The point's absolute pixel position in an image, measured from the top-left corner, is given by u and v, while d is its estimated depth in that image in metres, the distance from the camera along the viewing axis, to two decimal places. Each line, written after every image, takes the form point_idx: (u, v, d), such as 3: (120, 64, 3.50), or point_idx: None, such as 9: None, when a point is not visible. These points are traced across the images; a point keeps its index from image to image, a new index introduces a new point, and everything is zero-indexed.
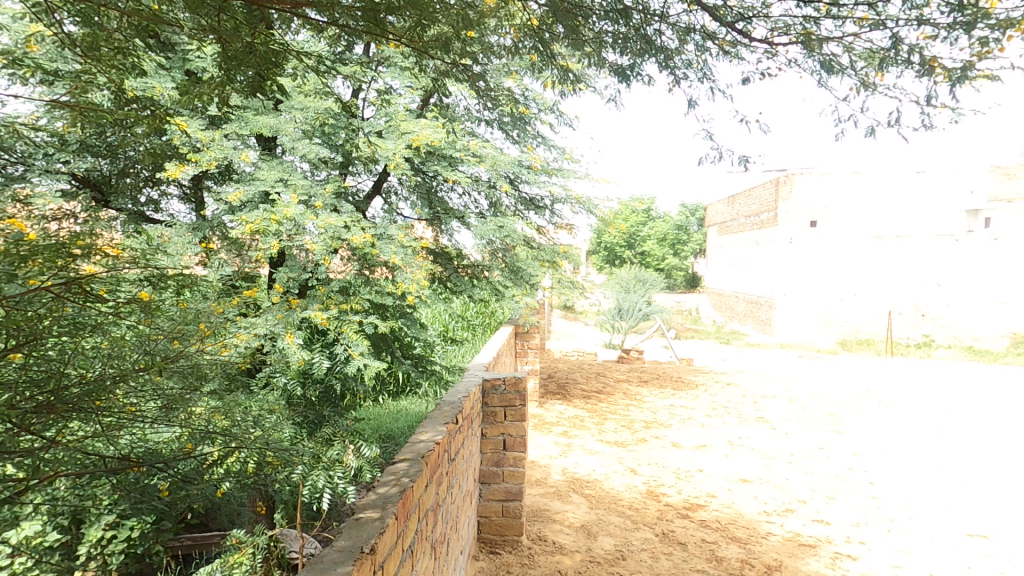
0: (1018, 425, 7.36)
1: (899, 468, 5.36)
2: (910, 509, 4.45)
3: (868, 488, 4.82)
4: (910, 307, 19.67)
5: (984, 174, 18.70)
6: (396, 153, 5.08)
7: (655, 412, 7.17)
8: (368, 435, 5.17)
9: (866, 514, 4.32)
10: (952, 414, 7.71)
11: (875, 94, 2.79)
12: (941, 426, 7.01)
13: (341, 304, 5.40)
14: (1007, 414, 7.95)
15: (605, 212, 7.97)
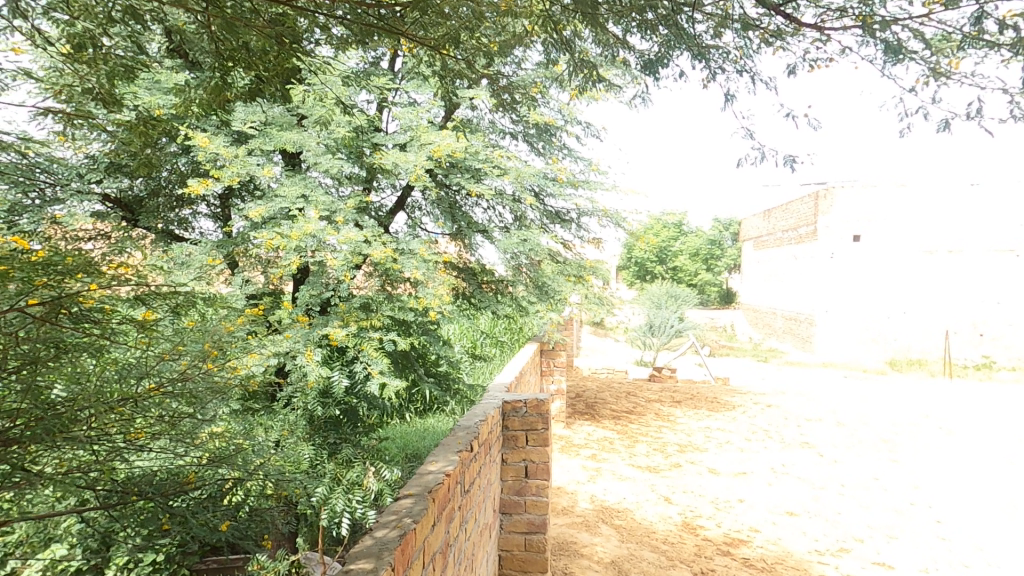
0: None
1: (967, 504, 4.84)
2: (986, 554, 3.97)
3: (933, 527, 4.34)
4: (966, 325, 18.46)
5: None
6: (419, 166, 5.01)
7: (690, 435, 6.78)
8: (388, 457, 5.01)
9: (935, 558, 3.86)
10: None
11: (950, 84, 2.50)
12: (1013, 457, 6.37)
13: (361, 321, 5.28)
14: None
15: (634, 225, 7.72)
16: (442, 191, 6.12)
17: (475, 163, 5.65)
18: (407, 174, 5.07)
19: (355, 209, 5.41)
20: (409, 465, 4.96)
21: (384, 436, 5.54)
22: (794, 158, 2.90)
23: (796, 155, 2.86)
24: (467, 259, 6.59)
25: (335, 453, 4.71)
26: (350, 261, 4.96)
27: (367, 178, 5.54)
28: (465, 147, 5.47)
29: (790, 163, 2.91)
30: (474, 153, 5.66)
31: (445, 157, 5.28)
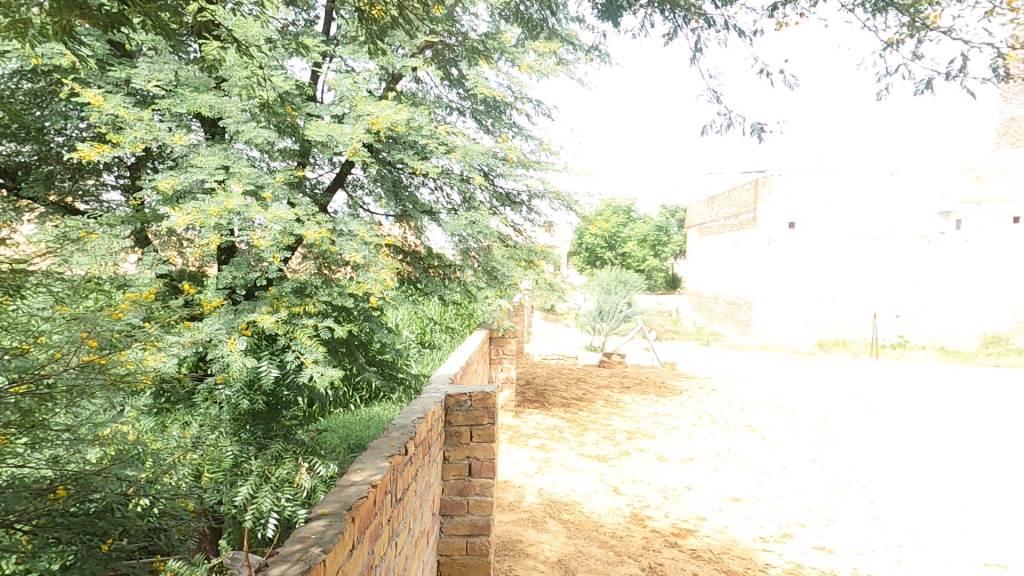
0: (1014, 433, 7.11)
1: (898, 484, 5.03)
2: (917, 533, 4.10)
3: (869, 509, 4.47)
4: (887, 309, 19.80)
5: (956, 176, 18.99)
6: (356, 139, 4.60)
7: (638, 421, 6.78)
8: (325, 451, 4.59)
9: (871, 540, 3.94)
10: (945, 421, 7.46)
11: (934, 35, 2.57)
12: (936, 435, 6.74)
13: (293, 306, 4.83)
14: (997, 420, 7.73)
15: (586, 210, 7.58)
16: (385, 168, 5.73)
17: (419, 138, 5.28)
18: (344, 147, 4.65)
19: (286, 186, 4.95)
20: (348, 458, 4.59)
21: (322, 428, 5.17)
22: (760, 127, 2.94)
23: (762, 124, 2.92)
24: (412, 241, 6.33)
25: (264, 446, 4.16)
26: (279, 241, 4.52)
27: (300, 151, 5.09)
28: (406, 120, 5.09)
29: (756, 132, 2.96)
30: (418, 126, 5.28)
31: (387, 130, 4.90)
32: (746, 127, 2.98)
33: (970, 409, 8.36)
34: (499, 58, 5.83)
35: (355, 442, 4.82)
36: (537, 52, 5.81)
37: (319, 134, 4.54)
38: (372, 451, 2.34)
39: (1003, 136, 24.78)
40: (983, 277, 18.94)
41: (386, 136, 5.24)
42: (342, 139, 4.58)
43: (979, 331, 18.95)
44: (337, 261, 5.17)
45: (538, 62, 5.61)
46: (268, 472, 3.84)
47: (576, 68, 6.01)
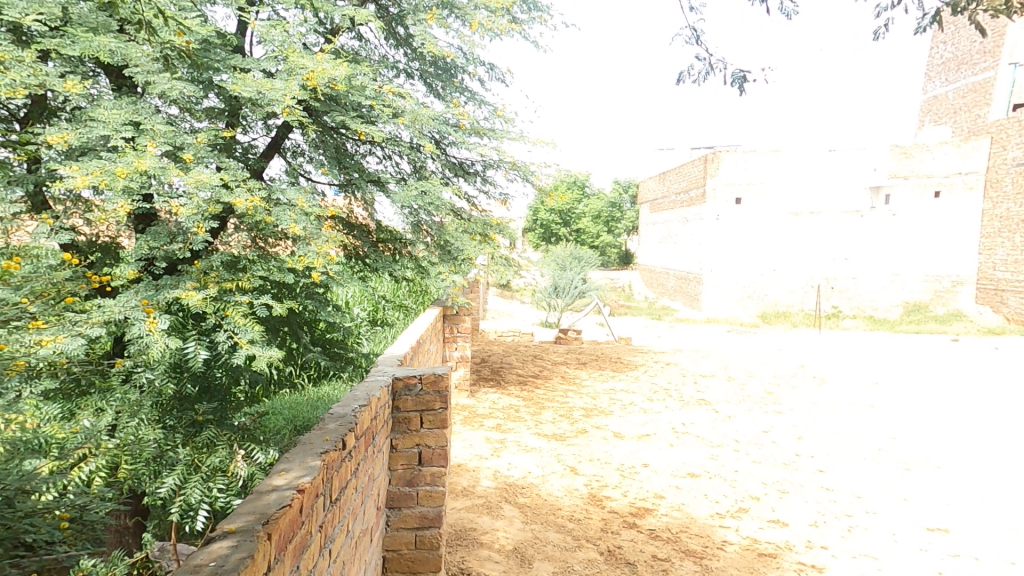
0: (943, 396, 7.54)
1: (843, 453, 5.20)
2: (864, 501, 4.23)
3: (819, 479, 4.57)
4: (822, 282, 20.84)
5: (885, 152, 19.79)
6: (289, 96, 4.13)
7: (595, 398, 6.74)
8: (267, 435, 4.20)
9: (822, 511, 4.02)
10: (882, 387, 7.83)
11: None
12: (875, 402, 7.05)
13: (223, 282, 4.26)
14: (927, 384, 8.18)
15: (542, 181, 7.34)
16: (325, 132, 5.25)
17: (361, 99, 4.83)
18: (275, 105, 4.18)
19: (211, 148, 4.46)
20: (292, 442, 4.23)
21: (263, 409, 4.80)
22: (742, 76, 2.87)
23: (743, 75, 2.83)
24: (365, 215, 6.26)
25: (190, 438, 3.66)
26: (203, 209, 4.03)
27: (226, 108, 4.58)
28: (345, 78, 4.63)
29: (737, 82, 2.87)
30: (360, 85, 4.83)
31: (324, 89, 4.46)
32: (728, 76, 2.90)
33: (903, 375, 8.81)
34: (448, 14, 5.43)
35: (301, 424, 4.50)
36: (488, 9, 5.45)
37: (245, 90, 4.06)
38: (302, 447, 2.05)
39: (929, 113, 26.18)
40: (908, 250, 20.07)
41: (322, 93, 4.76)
42: (271, 96, 4.11)
43: (903, 301, 20.26)
44: (274, 233, 4.72)
45: (490, 19, 5.24)
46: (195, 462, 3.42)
47: (531, 29, 5.68)
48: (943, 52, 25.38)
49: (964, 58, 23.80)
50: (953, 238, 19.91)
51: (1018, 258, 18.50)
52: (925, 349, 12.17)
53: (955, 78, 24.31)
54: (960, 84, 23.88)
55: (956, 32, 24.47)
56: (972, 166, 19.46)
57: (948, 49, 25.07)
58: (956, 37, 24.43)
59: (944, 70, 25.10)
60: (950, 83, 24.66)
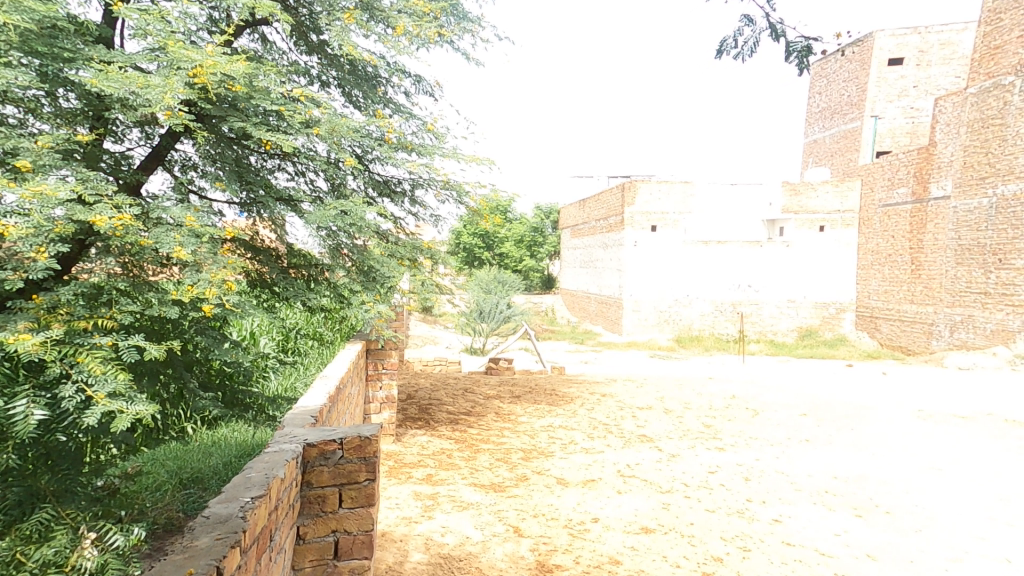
0: (864, 425, 7.85)
1: (793, 497, 5.09)
2: (826, 557, 4.05)
3: (777, 532, 4.36)
4: (729, 307, 22.13)
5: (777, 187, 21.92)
6: (171, 95, 3.36)
7: (532, 438, 6.27)
8: (140, 495, 3.29)
9: (788, 571, 3.78)
10: (810, 418, 8.04)
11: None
12: (809, 435, 7.16)
13: (76, 321, 3.33)
14: (844, 412, 8.55)
15: (475, 202, 6.88)
16: (222, 141, 4.47)
17: (266, 104, 4.11)
18: (153, 107, 3.40)
19: (60, 154, 3.59)
20: (177, 501, 3.27)
21: (133, 463, 3.84)
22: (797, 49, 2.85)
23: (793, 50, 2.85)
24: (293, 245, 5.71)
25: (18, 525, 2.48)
26: (45, 230, 3.20)
27: (84, 106, 3.75)
28: (246, 77, 3.93)
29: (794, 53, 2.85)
30: (263, 89, 4.14)
31: (218, 89, 3.73)
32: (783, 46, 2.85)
33: (819, 401, 9.17)
34: (368, 17, 4.88)
35: (192, 478, 3.59)
36: (413, 14, 4.97)
37: (107, 84, 3.22)
38: None
39: (811, 155, 29.09)
40: (804, 278, 21.84)
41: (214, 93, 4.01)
42: (145, 93, 3.32)
43: (797, 325, 22.02)
44: (151, 258, 3.88)
45: (417, 24, 4.75)
46: (15, 555, 2.20)
47: (461, 40, 5.26)
48: (818, 101, 28.44)
49: (836, 108, 26.73)
50: (839, 269, 21.98)
51: (888, 288, 20.25)
52: (821, 371, 13.04)
53: (830, 125, 27.28)
54: (835, 130, 26.78)
55: (829, 84, 27.49)
56: (850, 205, 21.59)
57: (822, 98, 28.11)
58: (829, 88, 27.43)
59: (821, 117, 28.12)
60: (827, 129, 27.61)
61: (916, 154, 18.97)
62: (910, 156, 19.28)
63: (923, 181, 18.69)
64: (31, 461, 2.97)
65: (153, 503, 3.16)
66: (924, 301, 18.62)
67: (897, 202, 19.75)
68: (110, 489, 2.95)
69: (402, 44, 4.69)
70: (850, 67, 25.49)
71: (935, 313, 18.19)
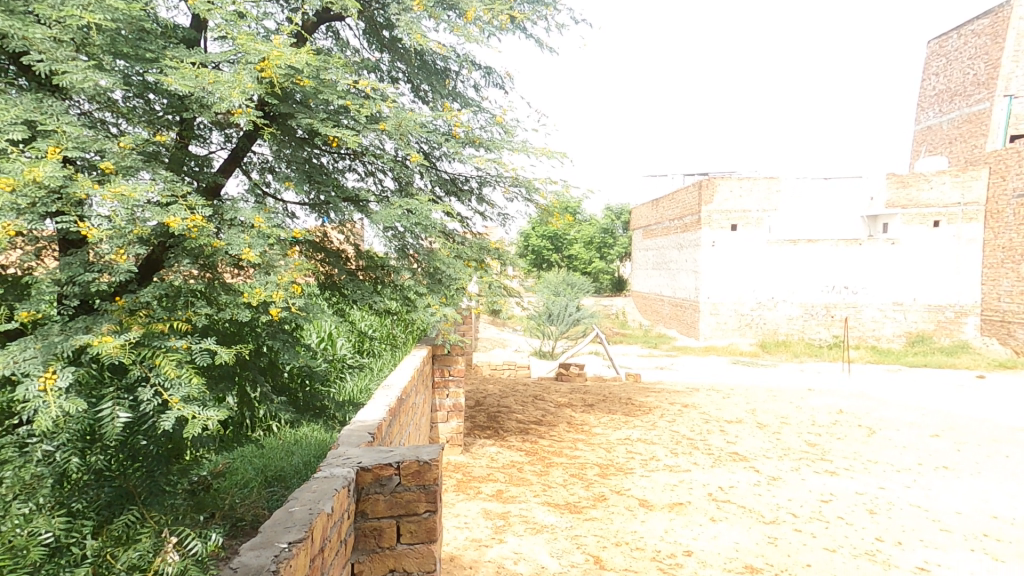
0: (1020, 454, 6.59)
1: (938, 537, 4.24)
2: None
3: None
4: (821, 309, 20.21)
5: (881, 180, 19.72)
6: (239, 90, 3.32)
7: (610, 451, 5.80)
8: (229, 491, 3.32)
9: None
10: (945, 442, 6.89)
11: None
12: (947, 463, 6.09)
13: (152, 323, 3.31)
14: (987, 436, 7.25)
15: (545, 200, 6.52)
16: (294, 143, 4.46)
17: (333, 98, 4.02)
18: (222, 104, 3.37)
19: (143, 156, 3.65)
20: (262, 499, 3.25)
21: (222, 460, 3.87)
22: None
23: None
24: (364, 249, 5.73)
25: (107, 526, 2.56)
26: (128, 231, 3.18)
27: (164, 107, 3.82)
28: (311, 70, 3.85)
29: None
30: (330, 83, 4.10)
31: (285, 84, 3.69)
32: None
33: (952, 423, 7.89)
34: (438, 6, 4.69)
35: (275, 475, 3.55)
36: None
37: (181, 82, 3.23)
38: None
39: (926, 143, 26.02)
40: (912, 278, 19.48)
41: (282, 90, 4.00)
42: (214, 89, 3.30)
43: (904, 330, 19.70)
44: (225, 262, 3.89)
45: (488, 9, 4.52)
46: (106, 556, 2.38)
47: (534, 25, 4.96)
48: (935, 83, 25.44)
49: (958, 90, 23.72)
50: (956, 267, 19.41)
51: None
52: (949, 390, 11.35)
53: (949, 109, 24.33)
54: (955, 116, 23.84)
55: (949, 63, 24.44)
56: (972, 196, 18.94)
57: (940, 80, 25.07)
58: (948, 68, 24.40)
59: (938, 101, 25.15)
60: (945, 114, 24.65)
61: None
62: None
63: None
64: (120, 463, 2.93)
65: (241, 498, 3.21)
66: None
67: None
68: (203, 483, 3.07)
69: (471, 31, 4.45)
70: (978, 44, 22.49)
71: None
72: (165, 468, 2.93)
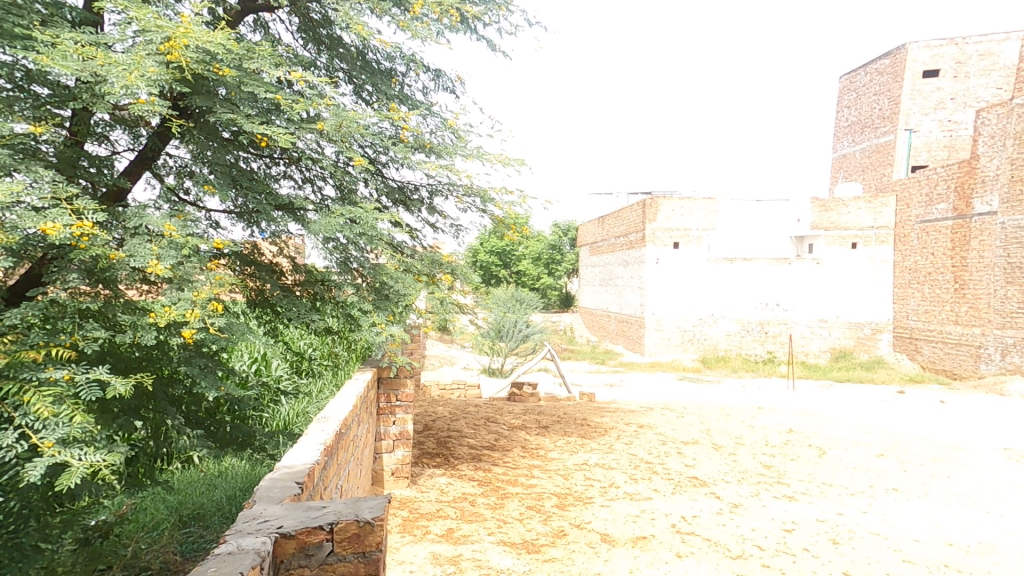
0: (958, 472, 6.84)
1: (899, 568, 4.20)
2: None
3: None
4: (756, 326, 21.05)
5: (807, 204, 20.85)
6: (134, 74, 2.85)
7: (568, 479, 5.51)
8: (133, 537, 2.79)
9: None
10: (889, 462, 7.05)
11: None
12: (896, 484, 6.21)
13: (22, 351, 2.69)
14: (925, 454, 7.52)
15: (500, 211, 6.20)
16: (218, 142, 3.94)
17: (260, 91, 3.55)
18: (114, 90, 2.89)
19: (14, 152, 3.11)
20: (175, 543, 2.75)
21: (127, 501, 3.27)
22: None
23: None
24: (302, 262, 5.22)
25: None
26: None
27: (46, 96, 3.29)
28: (231, 57, 3.39)
29: None
30: (257, 74, 3.68)
31: (198, 71, 3.24)
32: None
33: (890, 439, 8.15)
34: None
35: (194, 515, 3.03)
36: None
37: (61, 63, 2.78)
38: None
39: (841, 170, 28.08)
40: (837, 297, 20.68)
41: (197, 80, 3.52)
42: (106, 72, 2.83)
43: (831, 346, 20.85)
44: (127, 276, 3.32)
45: (438, 4, 4.22)
46: None
47: (484, 25, 4.69)
48: (847, 115, 27.55)
49: (867, 122, 25.81)
50: (874, 286, 20.69)
51: (927, 308, 18.93)
52: (873, 399, 11.92)
53: (860, 139, 26.35)
54: (866, 146, 25.86)
55: (858, 97, 26.48)
56: (882, 221, 20.22)
57: (852, 112, 27.13)
58: (858, 101, 26.42)
59: (850, 131, 27.23)
60: (857, 144, 26.70)
61: (956, 167, 17.86)
62: (949, 170, 18.13)
63: (965, 196, 17.47)
64: None
65: (149, 546, 2.70)
66: (971, 322, 17.38)
67: (935, 217, 18.58)
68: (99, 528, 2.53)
69: (419, 27, 4.12)
70: (881, 80, 24.49)
71: (983, 335, 16.92)
72: (35, 523, 2.46)
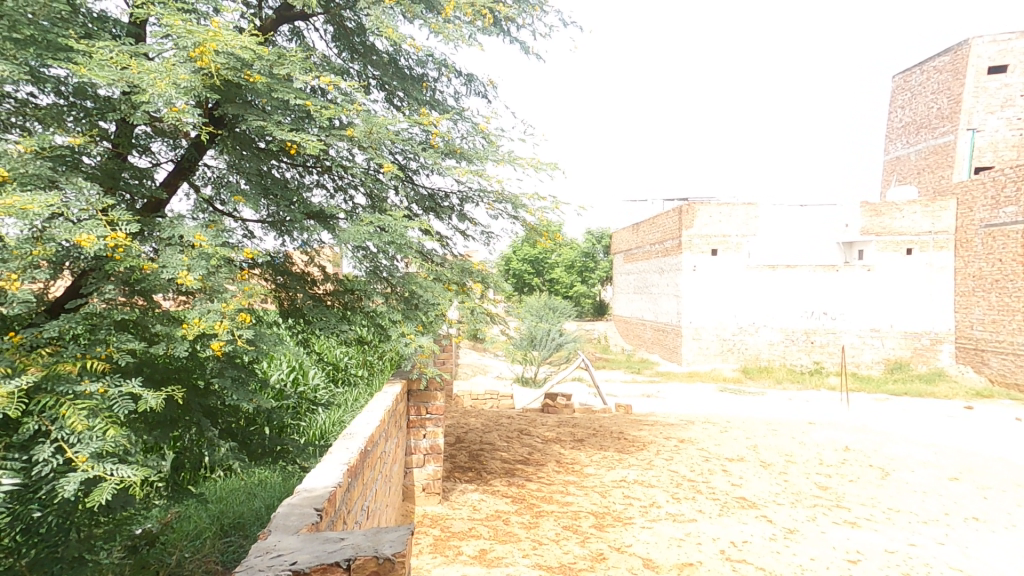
0: None
1: None
2: None
3: None
4: (801, 335, 20.13)
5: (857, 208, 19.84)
6: (165, 82, 2.85)
7: (606, 497, 5.25)
8: (175, 545, 2.76)
9: None
10: (962, 488, 6.44)
11: None
12: (972, 513, 5.65)
13: (57, 362, 2.63)
14: (1002, 480, 6.86)
15: (533, 219, 6.03)
16: (251, 151, 3.95)
17: (289, 97, 3.52)
18: (147, 97, 2.89)
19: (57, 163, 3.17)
20: (216, 550, 2.69)
21: (161, 514, 3.23)
22: None
23: None
24: (335, 271, 5.20)
25: None
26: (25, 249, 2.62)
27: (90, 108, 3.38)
28: (261, 62, 3.37)
29: None
30: (287, 80, 3.65)
31: (229, 77, 3.23)
32: None
33: (960, 462, 7.49)
34: None
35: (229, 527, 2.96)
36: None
37: (96, 72, 2.81)
38: None
39: (894, 172, 26.70)
40: (890, 304, 19.56)
41: (229, 87, 3.52)
42: (138, 80, 2.84)
43: (884, 356, 19.70)
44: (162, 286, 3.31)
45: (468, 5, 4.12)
46: None
47: (518, 26, 4.56)
48: (901, 115, 26.22)
49: (924, 122, 24.46)
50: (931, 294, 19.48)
51: (996, 317, 17.86)
52: (939, 419, 11.08)
53: (916, 140, 25.02)
54: (922, 147, 24.50)
55: (913, 96, 25.15)
56: (942, 225, 19.26)
57: (907, 112, 25.78)
58: (913, 101, 25.11)
59: (905, 132, 25.89)
60: (912, 145, 25.35)
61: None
62: (1017, 170, 16.90)
63: None
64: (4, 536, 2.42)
65: (191, 552, 2.66)
66: None
67: (1003, 221, 17.39)
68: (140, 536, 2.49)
69: (450, 29, 4.03)
70: (940, 78, 23.19)
71: None
72: (73, 535, 2.43)
